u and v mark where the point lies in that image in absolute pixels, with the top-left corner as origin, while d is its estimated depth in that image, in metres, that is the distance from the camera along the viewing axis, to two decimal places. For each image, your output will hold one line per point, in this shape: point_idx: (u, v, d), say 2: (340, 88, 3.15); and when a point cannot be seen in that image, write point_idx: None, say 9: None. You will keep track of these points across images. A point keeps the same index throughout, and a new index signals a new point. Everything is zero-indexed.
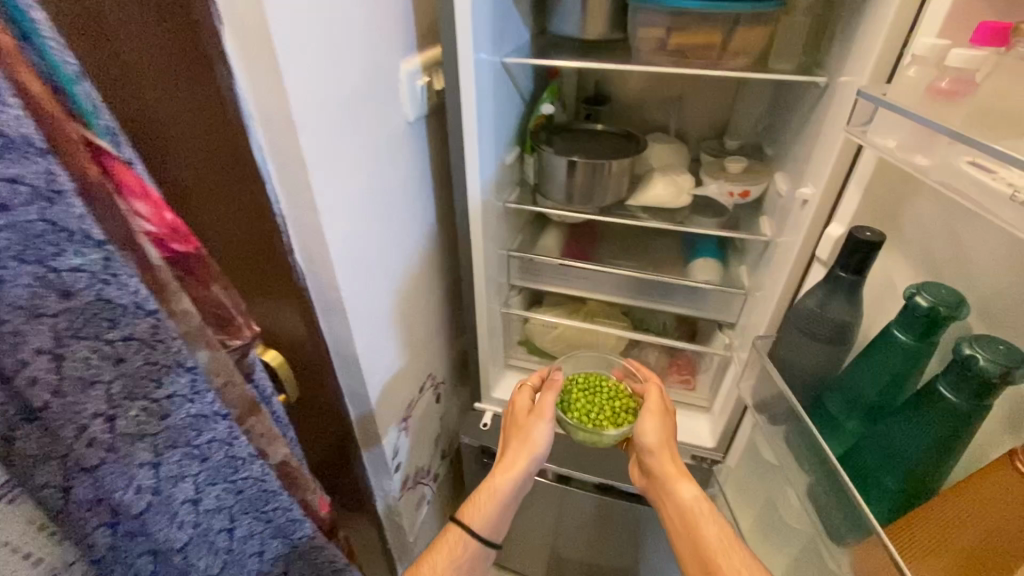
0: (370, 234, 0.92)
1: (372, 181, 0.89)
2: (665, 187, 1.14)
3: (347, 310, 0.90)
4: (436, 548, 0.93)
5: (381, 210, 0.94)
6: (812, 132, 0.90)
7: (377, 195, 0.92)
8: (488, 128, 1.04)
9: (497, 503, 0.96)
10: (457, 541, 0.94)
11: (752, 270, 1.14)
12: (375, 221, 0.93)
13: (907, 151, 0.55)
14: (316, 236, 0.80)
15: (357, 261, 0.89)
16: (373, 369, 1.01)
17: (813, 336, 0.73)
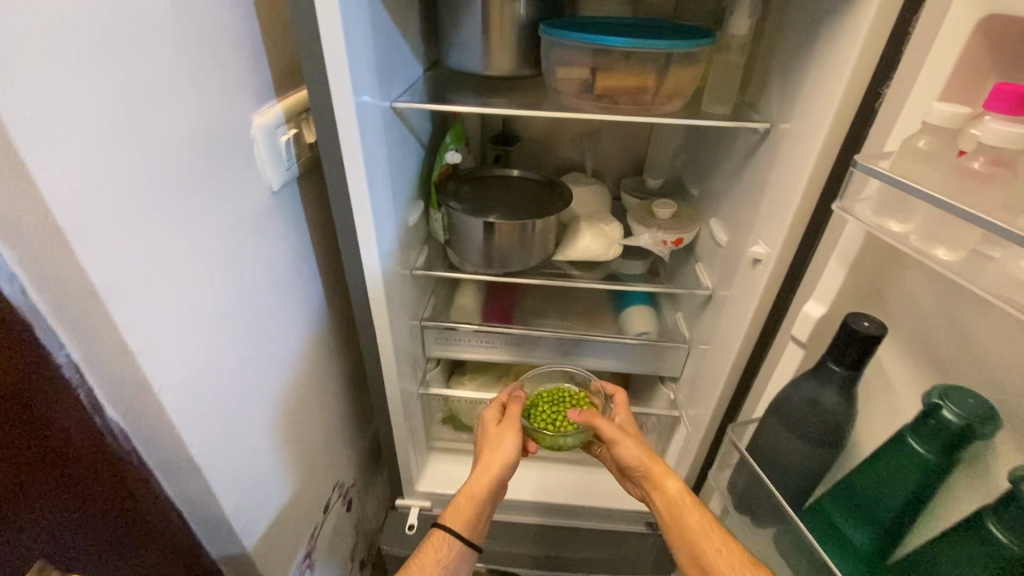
0: (229, 355, 0.66)
1: (224, 285, 0.64)
2: (594, 239, 1.01)
3: (200, 466, 0.63)
4: (419, 559, 0.84)
5: (244, 318, 0.69)
6: (753, 182, 0.81)
7: (234, 300, 0.66)
8: (382, 188, 0.82)
9: (478, 509, 0.88)
10: (439, 552, 0.84)
11: (692, 321, 1.05)
12: (234, 331, 0.68)
13: (926, 241, 0.45)
14: (133, 386, 0.53)
15: (211, 399, 0.63)
16: (252, 524, 0.75)
17: (800, 435, 0.62)
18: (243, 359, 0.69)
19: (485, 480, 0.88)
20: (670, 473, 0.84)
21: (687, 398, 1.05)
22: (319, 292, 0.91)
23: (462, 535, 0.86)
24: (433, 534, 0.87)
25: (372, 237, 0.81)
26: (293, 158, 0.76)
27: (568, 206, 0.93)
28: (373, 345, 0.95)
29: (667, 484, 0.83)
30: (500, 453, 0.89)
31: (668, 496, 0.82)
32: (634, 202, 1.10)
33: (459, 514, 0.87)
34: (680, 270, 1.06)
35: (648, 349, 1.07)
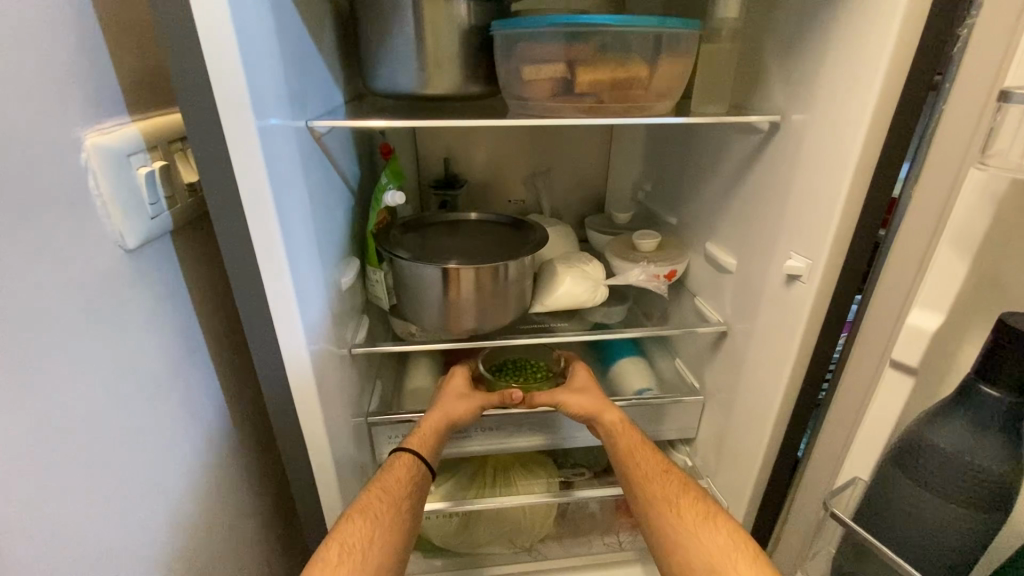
0: (23, 547, 0.36)
1: (11, 420, 0.35)
2: (576, 281, 0.82)
3: None
4: (384, 478, 0.68)
5: (56, 471, 0.39)
6: (765, 188, 0.69)
7: (36, 445, 0.37)
8: (307, 241, 0.59)
9: (443, 441, 0.75)
10: (412, 470, 0.69)
11: (699, 367, 0.89)
12: (54, 486, 0.39)
13: None
14: None
15: None
16: None
17: (953, 496, 0.44)
18: (55, 547, 0.39)
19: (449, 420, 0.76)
20: (608, 406, 0.78)
21: (712, 462, 0.86)
22: (212, 402, 0.62)
23: (430, 460, 0.73)
24: (398, 453, 0.71)
25: (291, 309, 0.56)
26: (162, 201, 0.52)
27: (545, 246, 0.74)
28: (304, 462, 0.67)
29: (605, 417, 0.77)
30: (456, 403, 0.77)
31: (606, 428, 0.76)
32: (607, 239, 0.95)
33: (427, 439, 0.73)
34: (676, 308, 0.90)
35: (657, 409, 0.87)
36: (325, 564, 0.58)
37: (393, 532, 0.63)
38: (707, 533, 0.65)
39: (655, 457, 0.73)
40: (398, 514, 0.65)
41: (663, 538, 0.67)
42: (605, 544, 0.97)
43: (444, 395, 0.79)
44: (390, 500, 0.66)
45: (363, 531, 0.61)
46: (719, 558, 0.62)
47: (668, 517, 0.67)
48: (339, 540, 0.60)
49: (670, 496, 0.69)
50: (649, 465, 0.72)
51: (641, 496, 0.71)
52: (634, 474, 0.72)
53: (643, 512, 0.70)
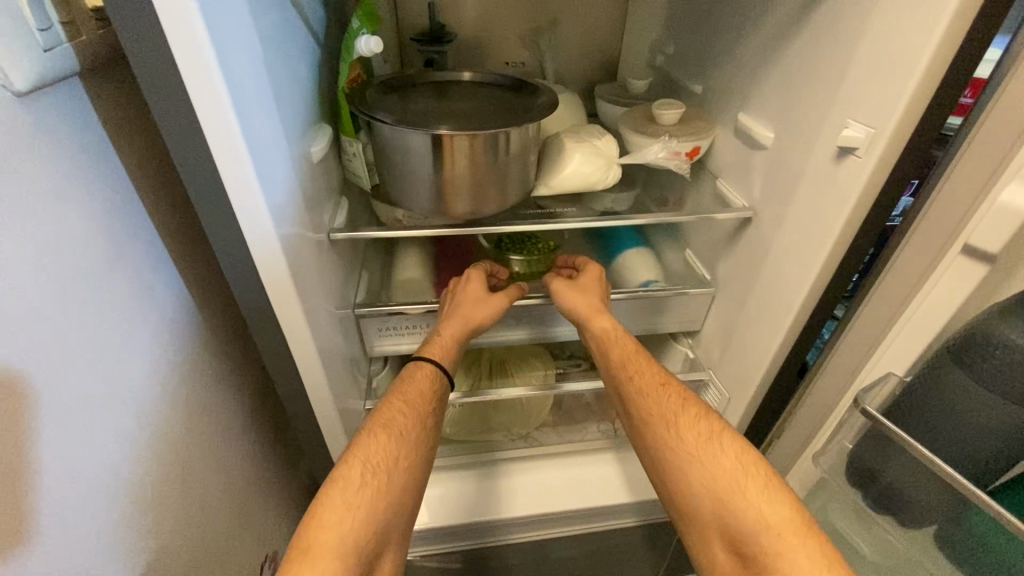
0: None
1: None
2: (586, 159, 0.71)
3: None
4: (407, 391, 0.64)
5: None
6: (825, 40, 0.57)
7: None
8: (262, 94, 0.47)
9: (462, 347, 0.71)
10: (434, 383, 0.66)
11: (712, 257, 0.82)
12: None
13: None
14: None
15: None
16: None
17: (1015, 397, 0.40)
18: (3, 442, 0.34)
19: (475, 326, 0.70)
20: (601, 312, 0.72)
21: (716, 355, 0.83)
22: (168, 292, 0.54)
23: (451, 368, 0.69)
24: (417, 363, 0.67)
25: (247, 179, 0.46)
26: (56, 28, 0.39)
27: (553, 110, 0.63)
28: (285, 354, 0.62)
29: (594, 326, 0.71)
30: (481, 309, 0.71)
31: (596, 338, 0.71)
32: (621, 110, 0.82)
33: (448, 348, 0.69)
34: (692, 193, 0.81)
35: (663, 300, 0.82)
36: (348, 481, 0.54)
37: (418, 450, 0.60)
38: (713, 456, 0.60)
39: (651, 369, 0.69)
40: (422, 430, 0.62)
41: (664, 464, 0.63)
42: (600, 431, 0.98)
43: (463, 302, 0.72)
44: (413, 413, 0.62)
45: (385, 449, 0.58)
46: (727, 483, 0.58)
47: (670, 442, 0.63)
48: (361, 457, 0.56)
49: (670, 417, 0.64)
50: (643, 379, 0.68)
51: (636, 412, 0.67)
52: (627, 389, 0.68)
53: (635, 427, 0.67)
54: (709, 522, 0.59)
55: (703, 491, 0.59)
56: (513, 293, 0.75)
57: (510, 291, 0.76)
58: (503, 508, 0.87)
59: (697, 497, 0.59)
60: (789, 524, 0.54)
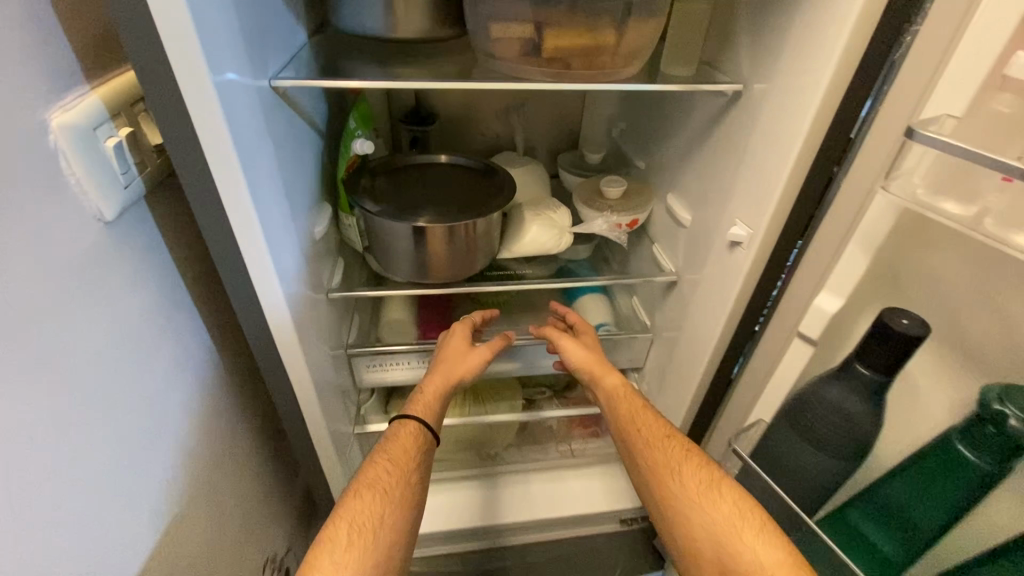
0: (74, 474, 0.47)
1: (48, 390, 0.44)
2: (542, 230, 0.86)
3: None
4: (392, 449, 0.74)
5: (87, 421, 0.49)
6: (724, 151, 0.71)
7: (72, 404, 0.47)
8: (278, 201, 0.62)
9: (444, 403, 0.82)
10: (416, 440, 0.76)
11: (652, 307, 0.97)
12: (79, 433, 0.48)
13: (997, 224, 0.38)
14: None
15: (63, 539, 0.46)
16: None
17: (826, 446, 0.55)
18: (101, 469, 0.51)
19: (449, 379, 0.82)
20: (611, 370, 0.79)
21: (655, 389, 0.98)
22: (201, 342, 0.68)
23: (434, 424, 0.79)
24: (402, 422, 0.78)
25: (269, 270, 0.61)
26: (133, 169, 0.53)
27: (514, 195, 0.78)
28: (290, 392, 0.76)
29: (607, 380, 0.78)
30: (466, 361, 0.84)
31: (605, 390, 0.78)
32: (578, 181, 0.97)
33: (431, 406, 0.79)
34: (636, 253, 0.95)
35: (612, 343, 0.97)
36: (336, 539, 0.64)
37: (402, 504, 0.69)
38: (711, 501, 0.64)
39: (656, 423, 0.73)
40: (405, 484, 0.71)
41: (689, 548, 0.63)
42: (559, 451, 1.12)
43: (444, 357, 0.84)
44: (397, 469, 0.72)
45: (370, 506, 0.67)
46: (726, 526, 0.62)
47: (674, 488, 0.66)
48: (347, 518, 0.66)
49: (674, 465, 0.68)
50: (649, 432, 0.72)
51: (642, 462, 0.70)
52: (635, 441, 0.72)
53: (642, 476, 0.71)
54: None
55: (706, 536, 0.62)
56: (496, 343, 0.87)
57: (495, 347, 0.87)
58: (479, 516, 1.01)
59: (698, 539, 0.63)
60: (781, 567, 0.57)
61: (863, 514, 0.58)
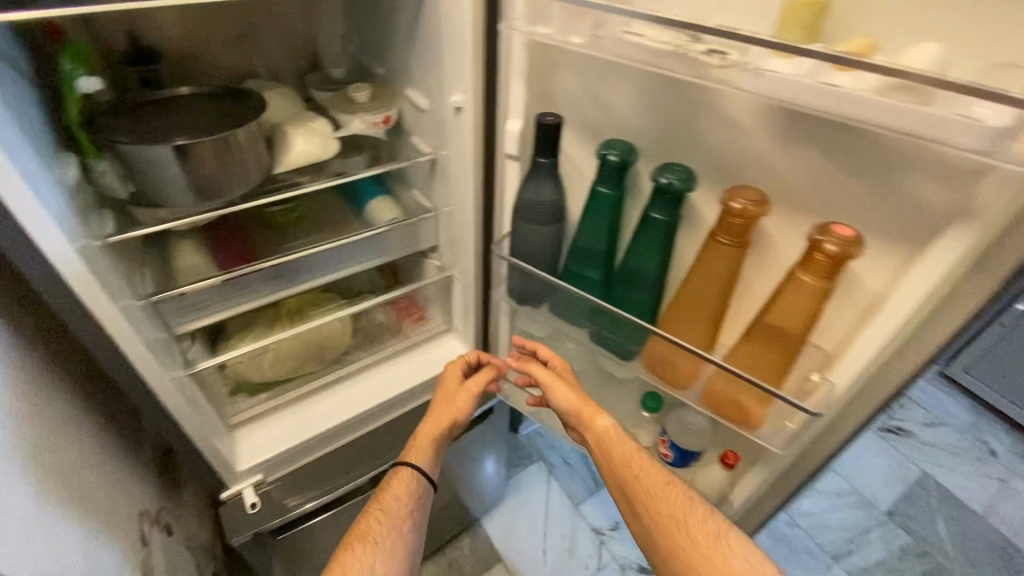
0: None
1: None
2: (308, 140, 0.97)
3: None
4: (385, 498, 0.90)
5: None
6: (429, 38, 0.90)
7: None
8: (19, 142, 0.61)
9: (434, 453, 0.97)
10: (408, 485, 0.91)
11: (428, 190, 1.16)
12: None
13: (564, 35, 0.63)
14: None
15: None
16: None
17: (537, 220, 0.82)
18: None
19: (445, 420, 0.99)
20: (602, 413, 0.88)
21: (451, 255, 1.20)
22: None
23: (424, 471, 0.94)
24: (397, 470, 0.94)
25: (37, 212, 0.62)
26: None
27: (262, 112, 0.87)
28: (107, 342, 0.77)
29: (600, 424, 0.88)
30: (454, 406, 1.01)
31: (597, 434, 0.89)
32: (328, 94, 1.07)
33: (420, 453, 0.95)
34: (399, 149, 1.12)
35: (403, 228, 1.14)
36: None
37: (393, 548, 0.84)
38: (721, 554, 0.76)
39: (655, 471, 0.84)
40: (396, 533, 0.85)
41: (628, 483, 0.84)
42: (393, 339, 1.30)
43: (440, 393, 1.04)
44: (389, 520, 0.87)
45: (362, 557, 0.81)
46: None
47: (680, 543, 0.78)
48: (339, 569, 0.80)
49: (680, 518, 0.79)
50: (649, 481, 0.83)
51: (643, 513, 0.82)
52: (635, 487, 0.84)
53: (641, 518, 0.83)
54: (643, 513, 0.82)
55: None
56: (478, 377, 1.04)
57: (478, 389, 1.03)
58: None
59: None
60: None
61: (574, 263, 0.85)
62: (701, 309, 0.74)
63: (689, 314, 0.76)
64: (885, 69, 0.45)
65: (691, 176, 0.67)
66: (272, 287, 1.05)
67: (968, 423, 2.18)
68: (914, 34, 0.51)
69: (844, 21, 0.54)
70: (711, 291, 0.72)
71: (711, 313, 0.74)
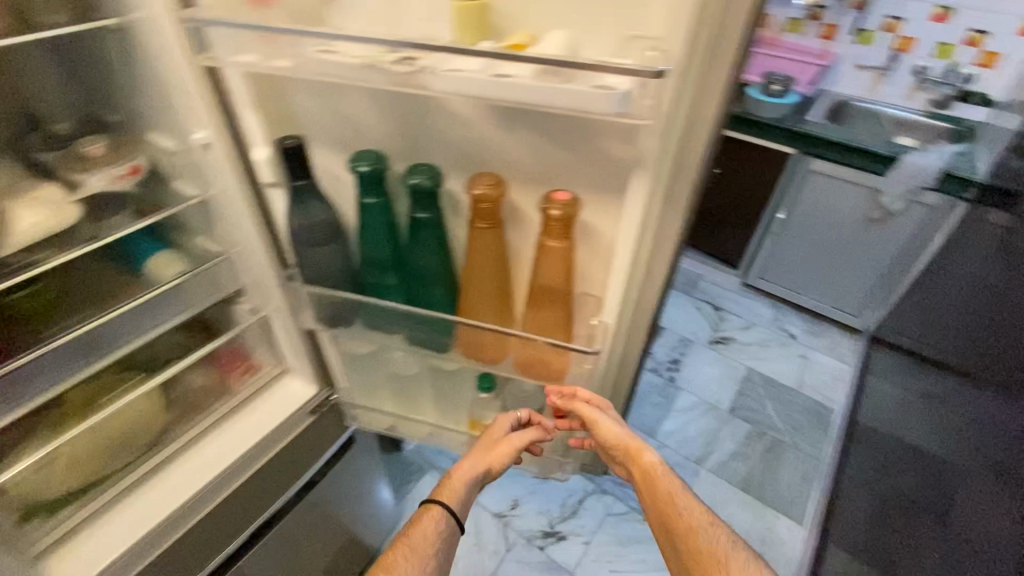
0: None
1: None
2: (34, 211, 0.84)
3: None
4: (414, 535, 0.92)
5: None
6: (150, 78, 0.83)
7: None
8: None
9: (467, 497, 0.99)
10: (437, 521, 0.94)
11: (212, 234, 1.08)
12: None
13: (269, 61, 0.63)
14: None
15: None
16: None
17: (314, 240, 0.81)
18: None
19: (486, 460, 1.02)
20: (648, 447, 0.94)
21: (259, 296, 1.13)
22: None
23: (454, 518, 0.96)
24: (428, 508, 0.96)
25: None
26: None
27: None
28: None
29: (647, 459, 0.92)
30: (501, 449, 1.04)
31: (646, 470, 0.92)
32: (53, 155, 0.91)
33: (453, 493, 0.97)
34: (164, 199, 1.02)
35: (195, 281, 1.04)
36: None
37: None
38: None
39: (699, 512, 0.85)
40: (418, 568, 0.88)
41: (661, 512, 0.88)
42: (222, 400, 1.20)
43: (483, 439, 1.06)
44: (417, 557, 0.89)
45: None
46: None
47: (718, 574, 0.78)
48: None
49: (720, 557, 0.79)
50: (693, 523, 0.84)
51: (684, 551, 0.82)
52: (672, 523, 0.85)
53: (683, 557, 0.82)
54: (678, 546, 0.83)
55: None
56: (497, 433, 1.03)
57: (520, 439, 1.03)
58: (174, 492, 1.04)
59: None
60: None
61: (367, 276, 0.85)
62: (488, 290, 0.80)
63: (481, 298, 0.81)
64: (536, 57, 0.52)
65: (437, 173, 0.71)
66: (34, 387, 0.87)
67: (768, 319, 2.74)
68: (558, 21, 0.58)
69: (507, 14, 0.60)
70: (489, 271, 0.78)
71: (496, 290, 0.80)
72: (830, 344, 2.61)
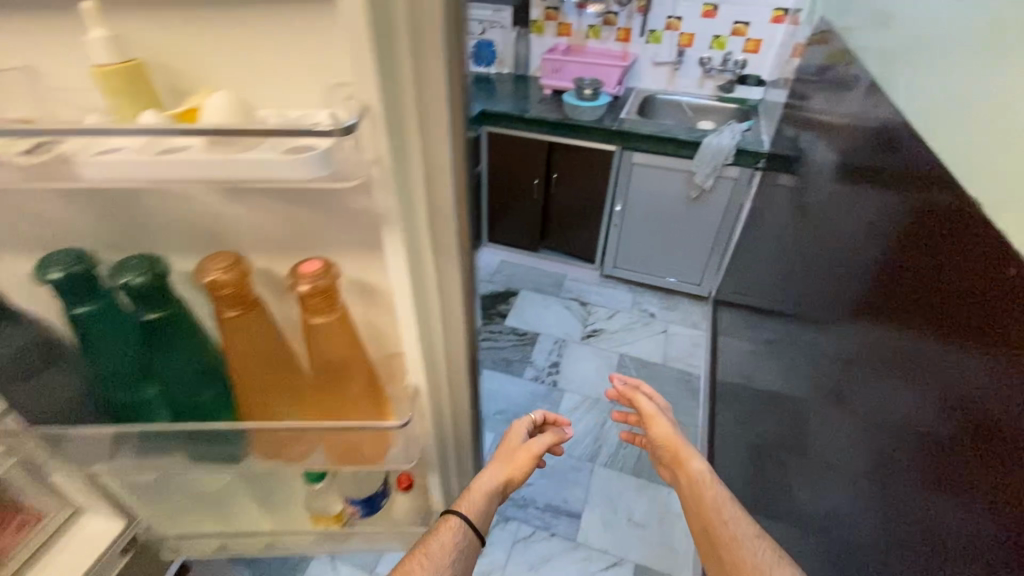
0: None
1: None
2: None
3: None
4: (432, 547, 0.81)
5: None
6: None
7: None
8: None
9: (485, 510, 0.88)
10: (453, 534, 0.82)
11: None
12: None
13: None
14: None
15: None
16: None
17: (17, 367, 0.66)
18: None
19: (511, 468, 0.93)
20: (693, 456, 1.06)
21: None
22: None
23: (475, 530, 0.84)
24: (446, 519, 0.85)
25: None
26: None
27: None
28: None
29: (687, 469, 1.05)
30: (532, 448, 0.96)
31: (690, 478, 1.04)
32: None
33: (473, 505, 0.86)
34: None
35: None
36: None
37: None
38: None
39: (742, 516, 0.96)
40: None
41: (705, 519, 0.98)
42: None
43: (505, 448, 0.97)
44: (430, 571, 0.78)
45: None
46: None
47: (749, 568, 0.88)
48: None
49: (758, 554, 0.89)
50: (734, 526, 0.94)
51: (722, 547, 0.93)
52: (718, 528, 0.95)
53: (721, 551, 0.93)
54: (713, 547, 0.95)
55: None
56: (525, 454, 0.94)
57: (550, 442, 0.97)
58: None
59: None
60: None
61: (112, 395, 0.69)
62: (266, 381, 0.68)
63: (261, 391, 0.69)
64: (201, 129, 0.43)
65: (156, 264, 0.59)
66: None
67: (630, 306, 2.94)
68: (242, 79, 0.49)
69: (180, 77, 0.50)
70: (262, 360, 0.66)
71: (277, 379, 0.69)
72: (684, 317, 2.87)
